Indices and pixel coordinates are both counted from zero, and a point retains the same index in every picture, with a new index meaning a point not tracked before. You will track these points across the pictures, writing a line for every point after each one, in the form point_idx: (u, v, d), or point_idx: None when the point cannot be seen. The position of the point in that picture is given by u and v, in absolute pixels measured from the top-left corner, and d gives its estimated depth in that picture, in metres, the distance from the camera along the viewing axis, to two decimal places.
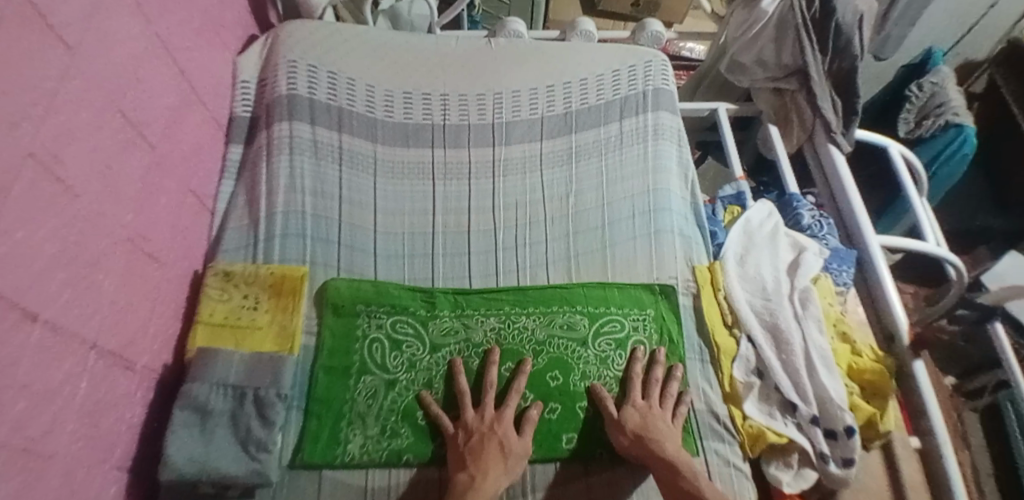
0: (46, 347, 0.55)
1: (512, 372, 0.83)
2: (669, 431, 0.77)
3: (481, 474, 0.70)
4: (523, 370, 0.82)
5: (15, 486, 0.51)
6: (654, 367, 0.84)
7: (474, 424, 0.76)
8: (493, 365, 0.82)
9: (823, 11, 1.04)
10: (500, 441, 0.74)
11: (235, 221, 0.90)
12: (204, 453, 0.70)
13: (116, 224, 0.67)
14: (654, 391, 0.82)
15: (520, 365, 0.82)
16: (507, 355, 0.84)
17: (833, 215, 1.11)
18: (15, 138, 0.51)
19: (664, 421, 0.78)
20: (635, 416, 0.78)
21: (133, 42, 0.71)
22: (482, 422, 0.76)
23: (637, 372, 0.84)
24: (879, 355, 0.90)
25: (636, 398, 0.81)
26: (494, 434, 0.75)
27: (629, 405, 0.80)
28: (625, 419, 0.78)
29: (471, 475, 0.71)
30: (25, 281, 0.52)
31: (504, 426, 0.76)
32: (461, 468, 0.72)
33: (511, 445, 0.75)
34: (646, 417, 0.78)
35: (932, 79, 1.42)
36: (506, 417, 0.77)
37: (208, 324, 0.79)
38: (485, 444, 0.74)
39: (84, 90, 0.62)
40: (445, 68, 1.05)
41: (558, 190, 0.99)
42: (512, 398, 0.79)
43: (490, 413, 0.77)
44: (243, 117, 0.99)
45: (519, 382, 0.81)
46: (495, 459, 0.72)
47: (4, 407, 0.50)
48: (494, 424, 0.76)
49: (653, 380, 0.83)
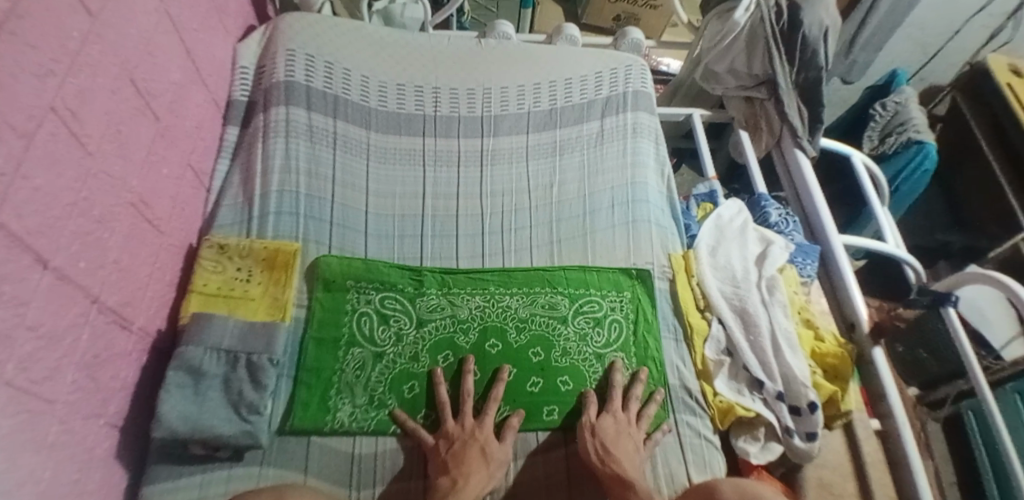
0: (54, 292, 0.60)
1: (489, 381, 0.85)
2: (632, 453, 0.77)
3: (462, 478, 0.72)
4: (500, 378, 0.83)
5: (19, 422, 0.55)
6: (635, 385, 0.85)
7: (455, 432, 0.77)
8: (469, 374, 0.83)
9: (790, 24, 1.11)
10: (480, 449, 0.76)
11: (231, 198, 0.94)
12: (196, 413, 0.73)
13: (121, 186, 0.71)
14: (632, 407, 0.83)
15: (498, 373, 0.84)
16: (479, 362, 0.86)
17: (799, 214, 1.17)
18: (41, 92, 0.56)
19: (632, 443, 0.78)
20: (610, 424, 0.80)
21: (147, 18, 0.76)
22: (465, 429, 0.78)
23: (619, 383, 0.85)
24: (841, 341, 0.94)
25: (616, 410, 0.82)
26: (476, 440, 0.76)
27: (607, 415, 0.81)
28: (601, 426, 0.79)
29: (454, 479, 0.72)
30: (38, 227, 0.57)
31: (485, 433, 0.78)
32: (444, 473, 0.73)
33: (491, 447, 0.76)
34: (620, 432, 0.79)
35: (895, 99, 1.53)
36: (488, 425, 0.79)
37: (202, 293, 0.82)
38: (467, 448, 0.75)
39: (103, 54, 0.67)
40: (437, 63, 1.10)
41: (542, 180, 1.04)
42: (490, 406, 0.80)
43: (470, 422, 0.79)
44: (241, 100, 1.04)
45: (497, 389, 0.82)
46: (478, 465, 0.74)
47: (15, 344, 0.54)
48: (475, 432, 0.77)
49: (632, 397, 0.84)
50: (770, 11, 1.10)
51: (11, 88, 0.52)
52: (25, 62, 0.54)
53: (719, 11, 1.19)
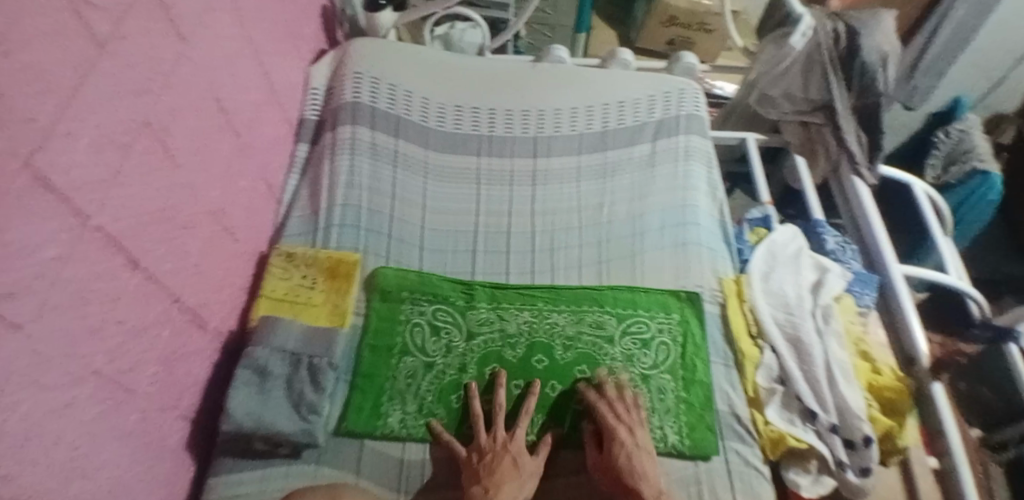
0: (140, 291, 0.66)
1: (521, 393, 0.86)
2: (652, 474, 0.76)
3: (494, 487, 0.74)
4: (533, 390, 0.84)
5: (104, 408, 0.61)
6: (610, 388, 0.84)
7: (486, 446, 0.78)
8: (501, 387, 0.84)
9: (848, 49, 1.11)
10: (512, 461, 0.77)
11: (299, 211, 1.00)
12: (260, 410, 0.78)
13: (204, 197, 0.78)
14: (621, 409, 0.82)
15: (531, 385, 0.86)
16: (525, 376, 0.88)
17: (857, 242, 1.14)
18: (137, 107, 0.63)
19: (646, 456, 0.78)
20: (623, 460, 0.76)
21: (232, 43, 0.84)
22: (497, 443, 0.79)
23: (596, 399, 0.83)
24: (900, 375, 0.91)
25: (615, 428, 0.79)
26: (507, 452, 0.78)
27: (615, 444, 0.78)
28: (612, 460, 0.77)
29: (485, 487, 0.74)
30: (129, 231, 0.63)
31: (516, 446, 0.79)
32: (475, 481, 0.74)
33: (522, 459, 0.78)
34: (634, 458, 0.77)
35: (959, 126, 1.50)
36: (518, 438, 0.80)
37: (270, 298, 0.88)
38: (498, 462, 0.76)
39: (192, 75, 0.74)
40: (494, 85, 1.14)
41: (593, 200, 1.06)
42: (522, 419, 0.81)
43: (502, 436, 0.79)
44: (311, 119, 1.11)
45: (528, 403, 0.83)
46: (510, 474, 0.75)
47: (104, 337, 0.60)
48: (506, 444, 0.78)
49: (619, 401, 0.83)
50: (828, 37, 1.10)
51: (111, 104, 0.59)
52: (124, 80, 0.61)
53: (774, 37, 1.16)
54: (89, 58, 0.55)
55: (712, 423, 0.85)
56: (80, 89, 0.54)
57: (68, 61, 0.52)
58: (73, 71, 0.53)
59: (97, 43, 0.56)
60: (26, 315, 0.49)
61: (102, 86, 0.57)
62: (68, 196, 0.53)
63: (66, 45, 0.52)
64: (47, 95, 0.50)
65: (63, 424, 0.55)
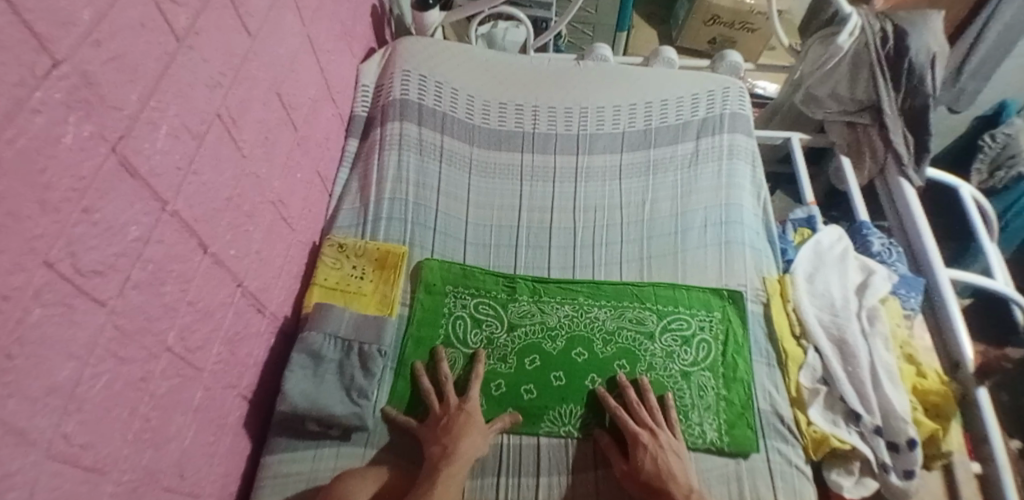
0: (209, 274, 0.69)
1: (469, 364, 0.89)
2: (680, 472, 0.76)
3: (452, 444, 0.77)
4: (478, 359, 0.88)
5: (174, 384, 0.64)
6: (626, 391, 0.85)
7: (441, 413, 0.82)
8: (442, 362, 0.88)
9: (897, 50, 1.09)
10: (467, 417, 0.80)
11: (349, 204, 1.04)
12: (315, 392, 0.82)
13: (266, 187, 0.82)
14: (643, 413, 0.83)
15: (475, 356, 0.89)
16: (566, 367, 0.89)
17: (902, 244, 1.11)
18: (211, 100, 0.67)
19: (674, 455, 0.78)
20: (648, 463, 0.77)
21: (293, 39, 0.87)
22: (450, 407, 0.82)
23: (616, 405, 0.83)
24: (945, 379, 0.90)
25: (641, 434, 0.80)
26: (461, 411, 0.81)
27: (640, 448, 0.78)
28: (637, 467, 0.77)
29: (443, 445, 0.77)
30: (201, 217, 0.67)
31: (470, 406, 0.82)
32: (435, 442, 0.78)
33: (476, 415, 0.81)
34: (660, 462, 0.77)
35: (1005, 130, 1.42)
36: (472, 399, 0.84)
37: (322, 286, 0.92)
38: (455, 422, 0.80)
39: (258, 69, 0.78)
40: (538, 84, 1.16)
41: (635, 197, 1.06)
42: (473, 384, 0.85)
43: (454, 400, 0.83)
44: (361, 115, 1.15)
45: (477, 368, 0.87)
46: (466, 429, 0.79)
47: (178, 316, 0.64)
48: (460, 405, 0.82)
49: (641, 403, 0.84)
50: (876, 37, 1.08)
51: (188, 95, 0.62)
52: (200, 73, 0.64)
53: (822, 36, 1.15)
54: (170, 51, 0.59)
55: (752, 420, 0.85)
56: (162, 80, 0.57)
57: (151, 52, 0.56)
58: (155, 63, 0.56)
59: (176, 38, 0.60)
60: (110, 291, 0.52)
61: (180, 78, 0.61)
62: (149, 181, 0.57)
63: (150, 39, 0.55)
64: (133, 85, 0.53)
65: (139, 396, 0.58)
